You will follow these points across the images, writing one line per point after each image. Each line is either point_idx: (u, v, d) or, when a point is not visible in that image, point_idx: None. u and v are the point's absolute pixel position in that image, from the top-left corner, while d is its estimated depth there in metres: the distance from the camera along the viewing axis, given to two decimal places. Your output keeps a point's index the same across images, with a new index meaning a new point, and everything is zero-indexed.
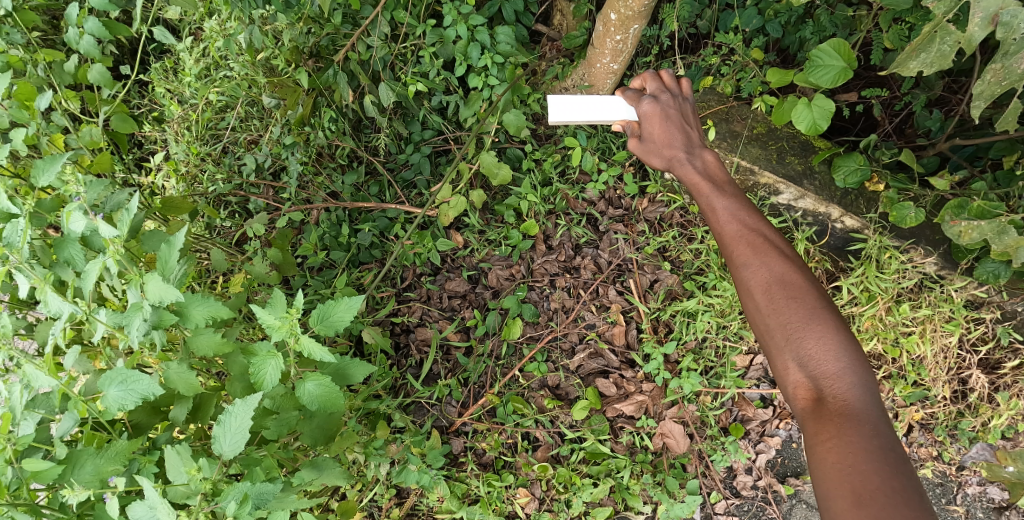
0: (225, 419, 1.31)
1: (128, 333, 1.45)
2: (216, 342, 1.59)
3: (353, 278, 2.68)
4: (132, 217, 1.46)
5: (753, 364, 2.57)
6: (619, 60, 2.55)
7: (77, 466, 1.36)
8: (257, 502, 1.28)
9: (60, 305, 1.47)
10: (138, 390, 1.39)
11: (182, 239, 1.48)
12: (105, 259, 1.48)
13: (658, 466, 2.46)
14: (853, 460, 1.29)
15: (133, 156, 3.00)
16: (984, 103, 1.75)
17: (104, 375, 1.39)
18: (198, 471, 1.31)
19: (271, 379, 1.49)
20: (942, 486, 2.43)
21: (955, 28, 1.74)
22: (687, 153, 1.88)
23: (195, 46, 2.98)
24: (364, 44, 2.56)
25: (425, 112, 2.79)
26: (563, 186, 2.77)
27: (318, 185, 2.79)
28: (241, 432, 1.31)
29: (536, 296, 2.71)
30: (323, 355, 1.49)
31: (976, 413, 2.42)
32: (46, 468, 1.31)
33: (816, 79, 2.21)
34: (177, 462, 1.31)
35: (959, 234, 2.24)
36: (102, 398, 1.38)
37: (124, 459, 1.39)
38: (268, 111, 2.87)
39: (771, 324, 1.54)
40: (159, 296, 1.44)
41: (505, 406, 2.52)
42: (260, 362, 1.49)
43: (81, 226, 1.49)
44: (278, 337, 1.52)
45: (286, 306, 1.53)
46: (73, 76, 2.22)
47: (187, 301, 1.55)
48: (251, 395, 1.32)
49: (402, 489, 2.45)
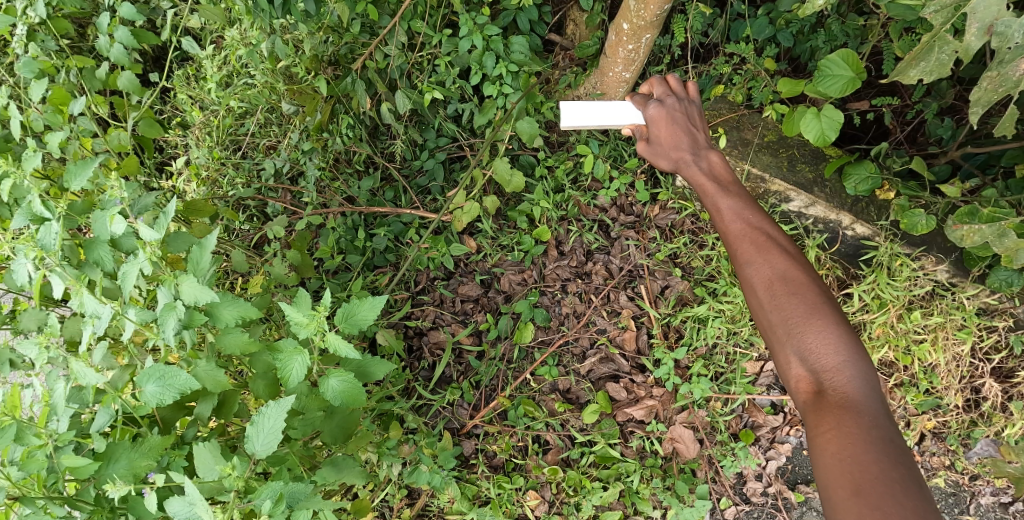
0: (259, 419, 1.33)
1: (161, 332, 1.48)
2: (244, 341, 1.59)
3: (368, 281, 2.75)
4: (168, 219, 1.50)
5: (764, 370, 2.57)
6: (631, 69, 2.60)
7: (113, 460, 1.39)
8: (290, 502, 1.33)
9: (96, 306, 1.52)
10: (176, 385, 1.42)
11: (214, 240, 1.50)
12: (140, 262, 1.52)
13: (668, 470, 2.48)
14: (853, 451, 1.31)
15: (156, 160, 3.08)
16: (982, 111, 1.78)
17: (142, 371, 1.41)
18: (232, 468, 1.31)
19: (297, 375, 1.52)
20: (954, 496, 2.43)
21: (953, 38, 1.79)
22: (694, 155, 1.92)
23: (217, 54, 3.06)
24: (382, 52, 2.63)
25: (440, 120, 2.84)
26: (575, 193, 2.80)
27: (335, 190, 2.85)
28: (274, 432, 1.34)
29: (548, 301, 2.74)
30: (349, 351, 1.52)
31: (989, 422, 2.40)
32: (84, 465, 1.34)
33: (824, 89, 2.24)
34: (207, 459, 1.35)
35: (962, 237, 2.24)
36: (140, 393, 1.41)
37: (156, 454, 1.41)
38: (288, 118, 2.95)
39: (774, 319, 1.56)
40: (193, 296, 1.48)
41: (516, 409, 2.56)
42: (286, 358, 1.53)
43: (121, 229, 1.53)
44: (304, 334, 1.55)
45: (312, 304, 1.55)
46: (103, 81, 2.25)
47: (217, 301, 1.57)
48: (283, 397, 1.33)
49: (414, 491, 2.50)
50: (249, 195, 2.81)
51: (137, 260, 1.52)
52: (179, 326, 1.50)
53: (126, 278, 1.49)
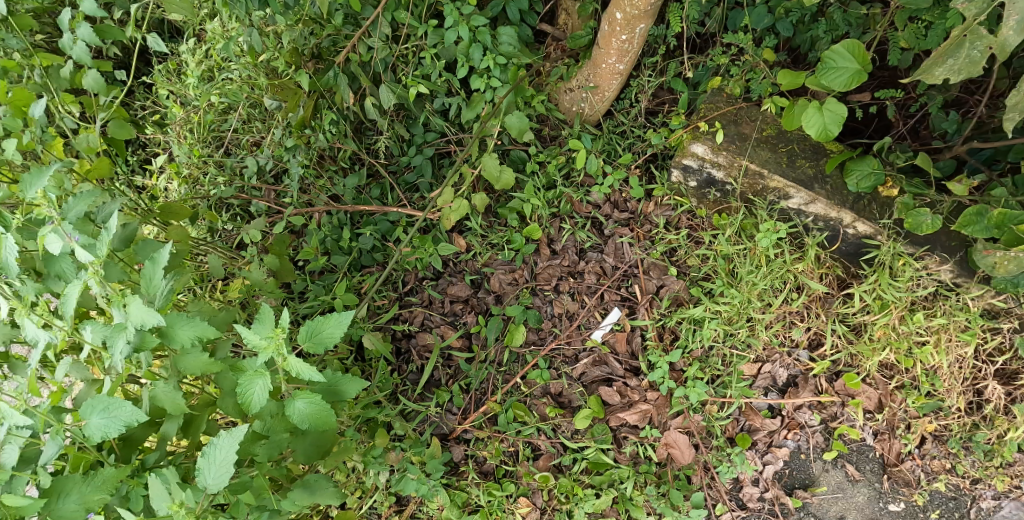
0: (209, 452, 1.33)
1: (111, 354, 1.43)
2: (204, 362, 1.57)
3: (354, 282, 2.68)
4: (111, 237, 1.45)
5: (761, 372, 2.49)
6: (625, 60, 2.51)
7: (63, 494, 1.35)
8: None
9: (37, 333, 1.48)
10: (121, 418, 1.37)
11: (166, 258, 1.47)
12: (86, 282, 1.46)
13: (662, 476, 2.41)
14: None
15: (136, 157, 2.98)
16: (1018, 115, 1.73)
17: (86, 403, 1.38)
18: (180, 504, 1.32)
19: (258, 398, 1.48)
20: (955, 500, 2.36)
21: (986, 33, 1.72)
22: None
23: (198, 48, 2.95)
24: (365, 45, 2.54)
25: (427, 114, 2.73)
26: (568, 190, 2.71)
27: (319, 188, 2.75)
28: (226, 465, 1.33)
29: (539, 302, 2.66)
30: (312, 375, 1.47)
31: (992, 425, 2.34)
32: (26, 504, 1.30)
33: (829, 82, 2.14)
34: (160, 491, 1.32)
35: (994, 265, 2.18)
36: (85, 426, 1.38)
37: (110, 487, 1.38)
38: (271, 113, 2.83)
39: None
40: (140, 319, 1.41)
41: (506, 414, 2.49)
42: (247, 381, 1.48)
43: (59, 247, 1.45)
44: (264, 357, 1.50)
45: (272, 325, 1.50)
46: (69, 80, 2.13)
47: (172, 322, 1.52)
48: (235, 428, 1.34)
49: (403, 498, 2.44)
50: (231, 195, 2.71)
51: (81, 279, 1.46)
52: (130, 348, 1.46)
53: (70, 299, 1.45)
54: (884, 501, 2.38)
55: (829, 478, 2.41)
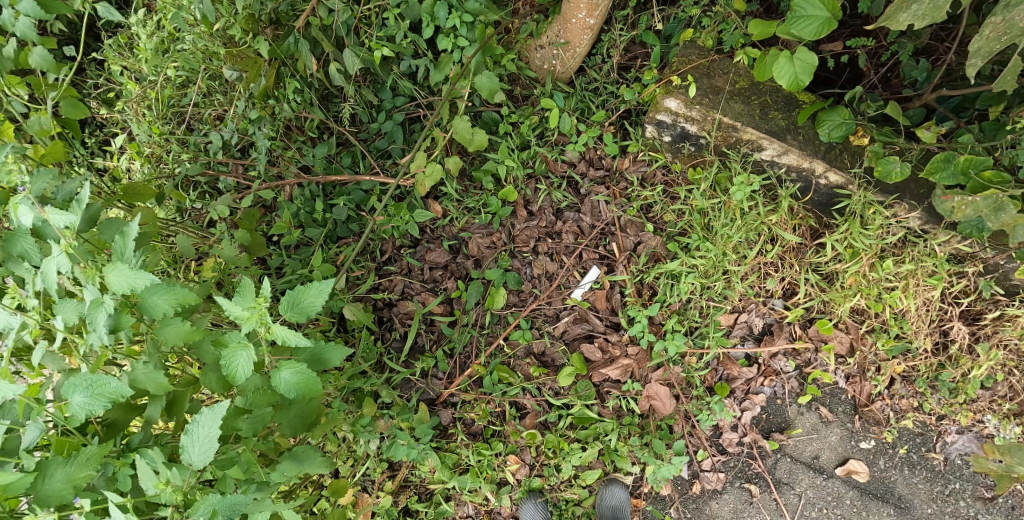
0: (192, 428, 1.34)
1: (93, 330, 1.44)
2: (185, 330, 1.59)
3: (331, 255, 2.64)
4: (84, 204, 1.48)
5: (738, 322, 2.56)
6: (596, 14, 2.45)
7: (48, 475, 1.36)
8: (228, 512, 1.33)
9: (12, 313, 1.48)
10: (106, 394, 1.39)
11: (136, 227, 1.49)
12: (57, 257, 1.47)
13: (645, 427, 2.50)
14: None
15: (93, 138, 2.85)
16: (981, 62, 1.81)
17: (67, 382, 1.38)
18: (167, 483, 1.35)
19: (243, 369, 1.49)
20: (922, 436, 2.48)
21: None
22: None
23: (148, 19, 2.80)
24: (326, 8, 2.44)
25: (395, 78, 2.65)
26: (542, 149, 2.68)
27: (289, 159, 2.68)
28: (210, 440, 1.35)
29: (519, 264, 2.67)
30: (298, 340, 1.48)
31: (956, 364, 2.45)
32: (15, 480, 1.31)
33: (799, 31, 2.12)
34: (146, 471, 1.33)
35: (952, 209, 2.24)
36: (67, 405, 1.39)
37: (96, 464, 1.40)
38: (232, 84, 2.74)
39: None
40: (126, 283, 1.44)
41: (491, 376, 2.54)
42: (230, 353, 1.48)
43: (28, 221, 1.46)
44: (246, 327, 1.50)
45: (251, 296, 1.48)
46: (14, 61, 2.00)
47: (149, 292, 1.54)
48: (216, 403, 1.34)
49: (394, 462, 2.50)
50: (197, 172, 2.63)
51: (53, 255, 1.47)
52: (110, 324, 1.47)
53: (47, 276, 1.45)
54: (855, 439, 2.49)
55: (804, 420, 2.51)
